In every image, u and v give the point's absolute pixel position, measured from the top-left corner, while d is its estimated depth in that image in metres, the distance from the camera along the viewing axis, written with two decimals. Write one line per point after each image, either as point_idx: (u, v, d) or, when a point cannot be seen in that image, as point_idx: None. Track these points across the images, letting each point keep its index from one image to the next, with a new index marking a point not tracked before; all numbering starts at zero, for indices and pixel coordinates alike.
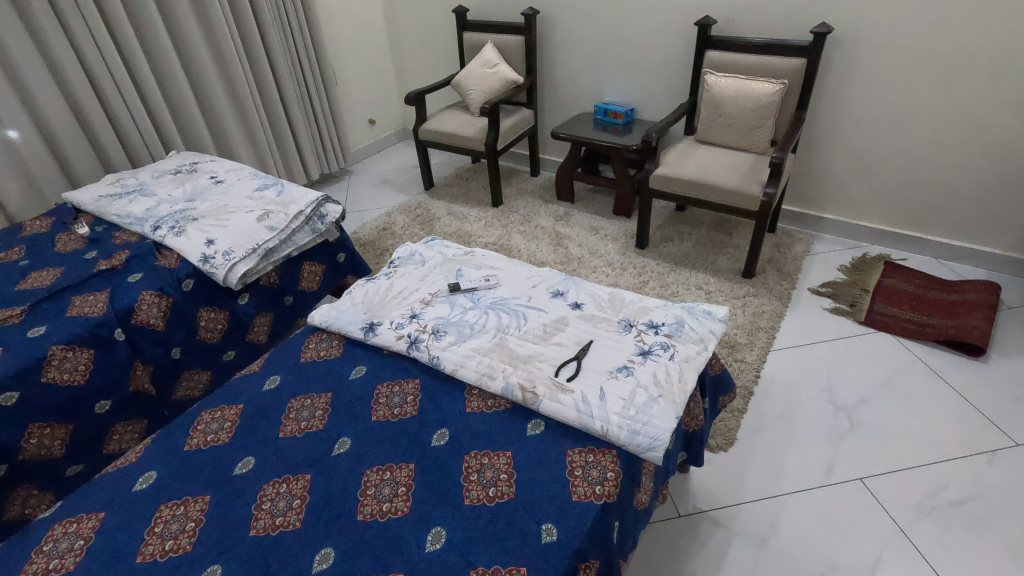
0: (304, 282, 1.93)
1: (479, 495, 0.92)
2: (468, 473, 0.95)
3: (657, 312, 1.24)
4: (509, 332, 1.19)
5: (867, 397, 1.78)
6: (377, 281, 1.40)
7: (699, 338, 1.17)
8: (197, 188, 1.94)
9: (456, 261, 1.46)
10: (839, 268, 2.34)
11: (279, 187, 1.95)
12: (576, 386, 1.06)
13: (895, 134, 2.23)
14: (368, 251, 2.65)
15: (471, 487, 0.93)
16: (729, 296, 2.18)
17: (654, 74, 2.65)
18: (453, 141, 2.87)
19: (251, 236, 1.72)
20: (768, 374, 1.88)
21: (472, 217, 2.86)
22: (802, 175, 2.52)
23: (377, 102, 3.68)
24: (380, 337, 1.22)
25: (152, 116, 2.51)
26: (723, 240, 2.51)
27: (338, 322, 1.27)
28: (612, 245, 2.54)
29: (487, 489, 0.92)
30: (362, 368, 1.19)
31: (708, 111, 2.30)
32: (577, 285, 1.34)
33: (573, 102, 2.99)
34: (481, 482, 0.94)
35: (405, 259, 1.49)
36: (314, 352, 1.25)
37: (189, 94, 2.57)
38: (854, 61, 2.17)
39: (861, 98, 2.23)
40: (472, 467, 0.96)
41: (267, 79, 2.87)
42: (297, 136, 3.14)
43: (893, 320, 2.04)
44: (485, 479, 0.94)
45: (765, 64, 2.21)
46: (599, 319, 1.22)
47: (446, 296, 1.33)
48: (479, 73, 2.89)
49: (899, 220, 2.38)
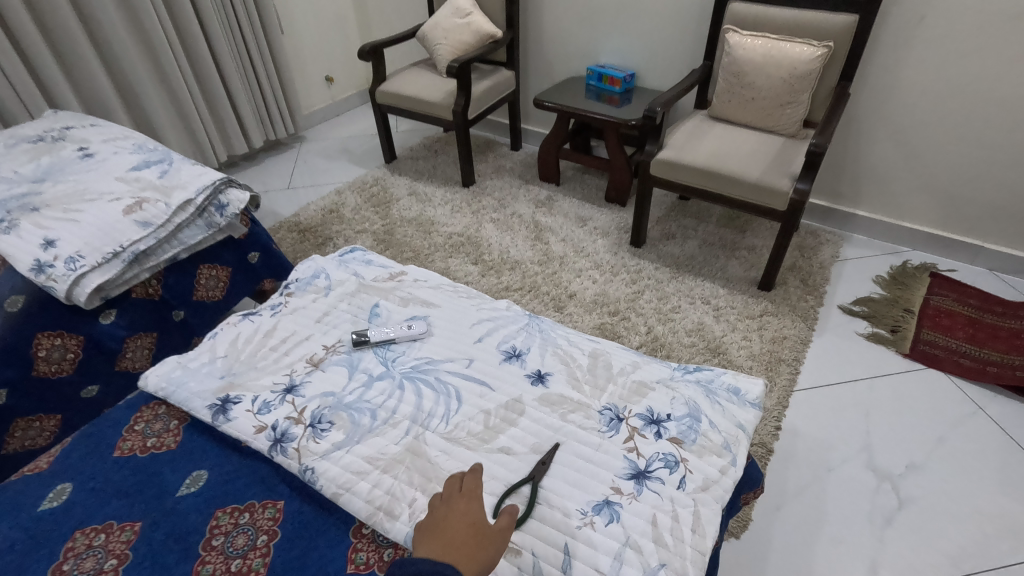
0: (200, 290, 1.49)
1: (444, 554, 0.58)
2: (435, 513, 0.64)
3: (658, 392, 0.82)
4: (429, 426, 0.77)
5: (917, 462, 1.39)
6: (256, 321, 0.97)
7: (722, 445, 0.76)
8: (55, 162, 1.45)
9: (374, 291, 1.03)
10: (875, 280, 1.92)
11: (165, 165, 1.47)
12: (518, 537, 0.66)
13: (960, 116, 1.78)
14: (308, 239, 2.20)
15: (439, 534, 0.61)
16: (742, 315, 1.76)
17: (662, 32, 2.16)
18: (416, 107, 2.38)
19: (111, 234, 1.27)
20: (792, 424, 1.48)
21: (437, 200, 2.40)
22: (834, 161, 2.07)
23: (336, 56, 3.15)
24: (233, 425, 0.79)
25: (26, 60, 2.04)
26: (735, 239, 2.08)
27: (180, 394, 0.84)
28: (602, 241, 2.11)
29: (462, 546, 0.59)
30: (201, 477, 0.77)
31: (727, 80, 1.83)
32: (542, 340, 0.92)
33: (563, 64, 2.50)
34: (458, 532, 0.61)
35: (305, 283, 1.06)
36: (137, 442, 0.82)
37: (79, 38, 2.09)
38: (918, 20, 1.70)
39: (921, 68, 1.77)
40: (448, 505, 0.65)
41: (188, 23, 2.35)
42: (233, 95, 2.63)
43: (945, 353, 1.64)
44: (464, 531, 0.61)
45: (802, 23, 1.73)
46: (570, 404, 0.80)
47: (347, 353, 0.89)
48: (448, 23, 2.37)
49: (948, 222, 1.96)
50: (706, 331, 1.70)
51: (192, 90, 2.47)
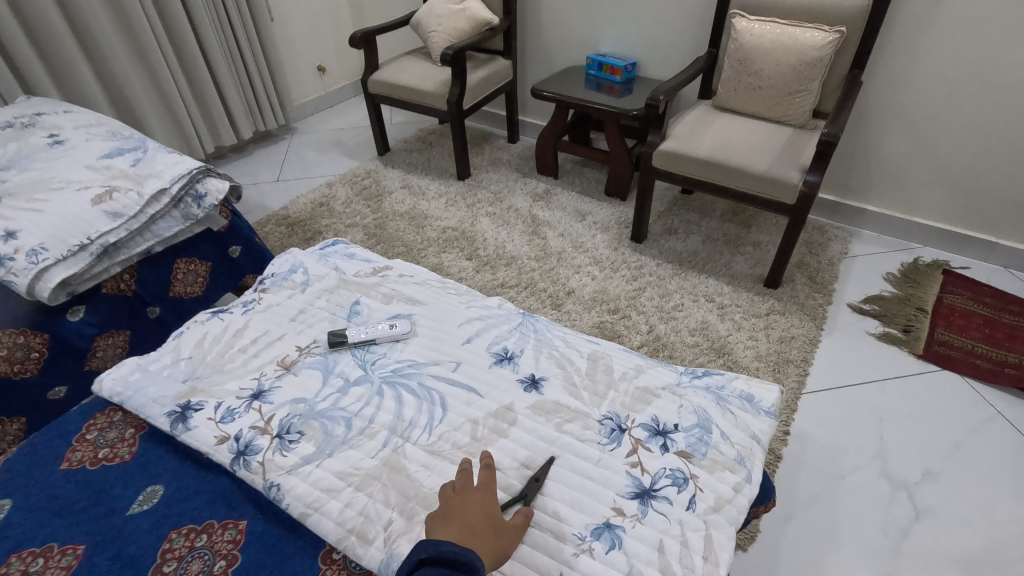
0: (177, 286, 1.41)
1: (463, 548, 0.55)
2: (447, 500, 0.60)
3: (664, 400, 0.75)
4: (410, 438, 0.70)
5: (934, 469, 1.32)
6: (225, 319, 0.89)
7: (735, 459, 0.68)
8: (23, 149, 1.37)
9: (356, 287, 0.95)
10: (886, 277, 1.84)
11: (139, 153, 1.39)
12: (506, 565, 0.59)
13: (977, 106, 1.70)
14: (296, 233, 2.12)
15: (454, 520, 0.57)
16: (747, 314, 1.69)
17: (665, 19, 2.08)
18: (409, 96, 2.30)
19: (78, 226, 1.19)
20: (801, 429, 1.40)
21: (431, 193, 2.32)
22: (844, 153, 1.99)
23: (329, 45, 3.06)
24: (193, 435, 0.71)
25: (1, 45, 1.95)
26: (739, 235, 2.00)
27: (136, 400, 0.76)
28: (601, 236, 2.03)
29: (479, 537, 0.56)
30: (156, 493, 0.69)
31: (733, 67, 1.75)
32: (537, 341, 0.84)
33: (561, 53, 2.42)
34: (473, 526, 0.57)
35: (281, 278, 0.98)
36: (87, 453, 0.74)
37: (56, 22, 2.00)
38: (935, 4, 1.62)
39: (938, 55, 1.69)
40: (463, 495, 0.60)
41: (173, 8, 2.26)
42: (220, 84, 2.55)
43: (960, 354, 1.57)
44: (480, 521, 0.57)
45: (812, 8, 1.65)
46: (567, 412, 0.72)
47: (323, 356, 0.81)
48: (443, 10, 2.29)
49: (962, 218, 1.89)
50: (710, 331, 1.63)
51: (177, 78, 2.38)
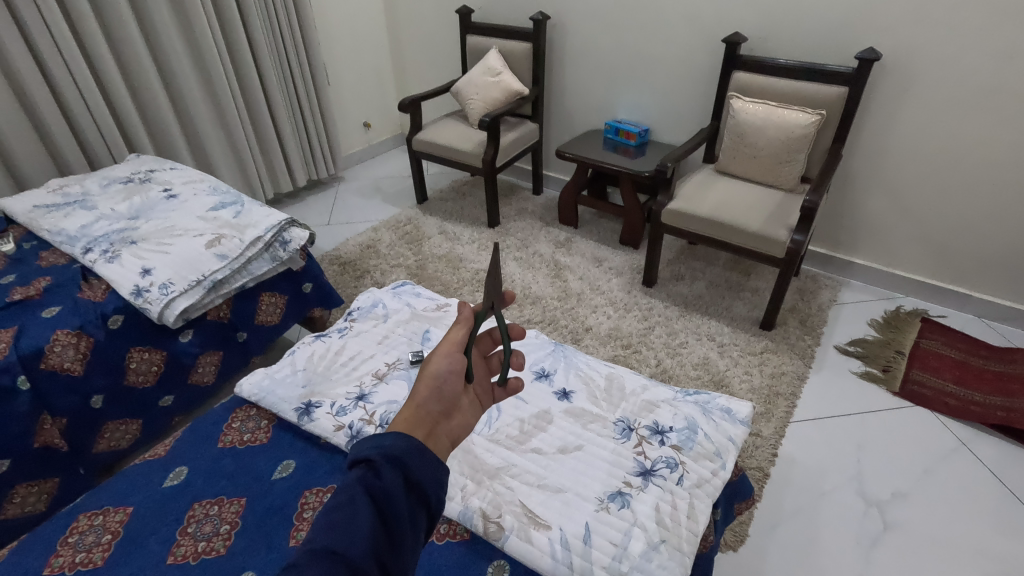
0: (262, 315, 1.69)
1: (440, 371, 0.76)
2: (493, 362, 0.87)
3: (664, 410, 0.99)
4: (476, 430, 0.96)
5: (902, 490, 1.53)
6: (327, 341, 1.16)
7: (715, 452, 0.92)
8: (145, 202, 1.69)
9: (425, 318, 1.23)
10: (870, 322, 2.08)
11: (238, 207, 1.70)
12: (529, 504, 0.85)
13: (945, 174, 1.97)
14: (347, 271, 2.41)
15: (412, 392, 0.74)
16: (744, 351, 1.93)
17: (674, 93, 2.39)
18: (448, 155, 2.63)
19: (196, 265, 1.49)
20: (789, 452, 1.63)
21: (465, 238, 2.62)
22: (833, 212, 2.26)
23: (374, 104, 3.44)
24: (316, 424, 0.97)
25: (112, 108, 2.32)
26: (740, 282, 2.26)
27: (270, 399, 1.03)
28: (616, 280, 2.30)
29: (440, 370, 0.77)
30: (289, 465, 0.95)
31: (732, 139, 2.04)
32: (567, 363, 1.10)
33: (583, 118, 2.74)
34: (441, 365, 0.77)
35: (366, 310, 1.25)
36: (235, 437, 1.01)
37: (157, 89, 2.38)
38: (903, 90, 1.92)
39: (908, 132, 1.97)
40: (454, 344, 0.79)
41: (249, 74, 2.64)
42: (283, 139, 2.91)
43: (933, 393, 1.78)
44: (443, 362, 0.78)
45: (798, 91, 1.95)
46: (590, 415, 0.98)
47: (406, 369, 1.08)
48: (480, 80, 2.63)
49: (940, 271, 2.13)
50: (711, 366, 1.87)
51: (248, 134, 2.74)
